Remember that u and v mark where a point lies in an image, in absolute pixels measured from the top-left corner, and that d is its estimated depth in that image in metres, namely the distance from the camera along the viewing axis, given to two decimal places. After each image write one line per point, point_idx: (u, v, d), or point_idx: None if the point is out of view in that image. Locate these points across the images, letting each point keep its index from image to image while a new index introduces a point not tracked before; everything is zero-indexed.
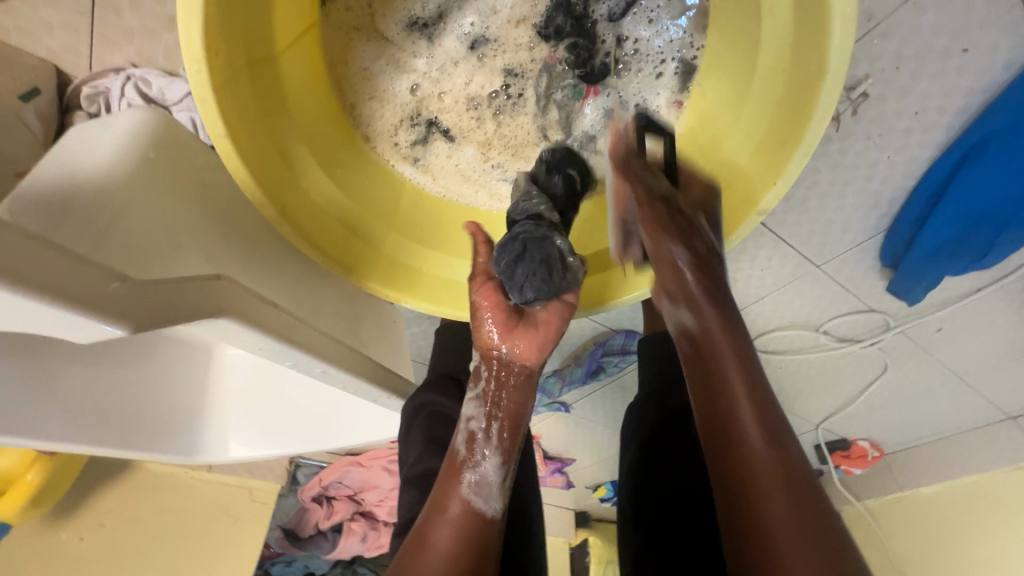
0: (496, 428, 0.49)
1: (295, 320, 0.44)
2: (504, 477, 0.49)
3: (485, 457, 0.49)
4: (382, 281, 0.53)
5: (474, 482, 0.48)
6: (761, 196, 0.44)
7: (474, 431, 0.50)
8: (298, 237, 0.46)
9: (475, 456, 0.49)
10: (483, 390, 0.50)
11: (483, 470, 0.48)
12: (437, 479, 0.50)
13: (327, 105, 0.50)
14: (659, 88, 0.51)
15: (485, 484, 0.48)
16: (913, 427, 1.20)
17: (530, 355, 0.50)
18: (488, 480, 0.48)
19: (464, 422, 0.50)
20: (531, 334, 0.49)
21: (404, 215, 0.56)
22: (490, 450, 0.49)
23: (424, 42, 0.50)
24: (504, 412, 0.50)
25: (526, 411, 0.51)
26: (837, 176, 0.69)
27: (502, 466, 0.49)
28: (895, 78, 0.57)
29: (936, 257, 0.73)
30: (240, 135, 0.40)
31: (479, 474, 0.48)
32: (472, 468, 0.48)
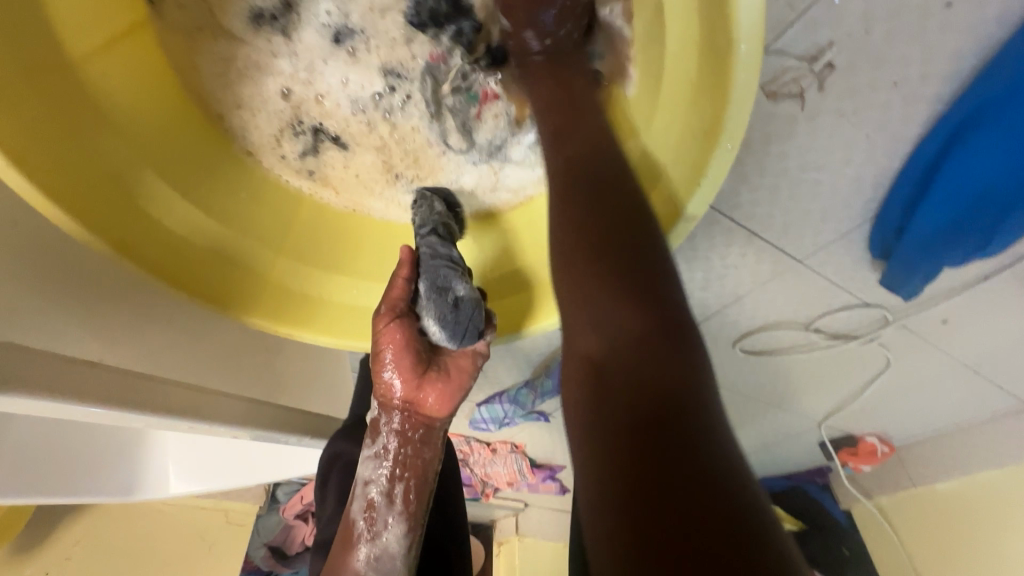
0: (397, 495, 0.49)
1: (132, 377, 0.38)
2: (407, 544, 0.50)
3: (385, 528, 0.49)
4: (266, 312, 0.44)
5: (374, 555, 0.49)
6: (686, 198, 0.36)
7: (375, 497, 0.49)
8: (148, 274, 0.39)
9: (375, 529, 0.49)
10: (383, 450, 0.48)
11: (384, 540, 0.49)
12: (335, 550, 0.50)
13: (179, 112, 0.43)
14: None
15: (386, 558, 0.49)
16: (923, 422, 1.10)
17: (437, 407, 0.48)
18: (388, 551, 0.49)
19: (363, 487, 0.49)
20: (441, 384, 0.47)
21: (295, 236, 0.48)
22: (392, 519, 0.49)
23: (279, 36, 0.44)
24: (408, 473, 0.49)
25: (429, 470, 0.50)
26: (807, 161, 0.60)
27: (403, 535, 0.50)
28: (863, 43, 0.48)
29: (929, 248, 0.64)
30: (25, 145, 0.32)
31: (378, 546, 0.49)
32: (371, 541, 0.49)
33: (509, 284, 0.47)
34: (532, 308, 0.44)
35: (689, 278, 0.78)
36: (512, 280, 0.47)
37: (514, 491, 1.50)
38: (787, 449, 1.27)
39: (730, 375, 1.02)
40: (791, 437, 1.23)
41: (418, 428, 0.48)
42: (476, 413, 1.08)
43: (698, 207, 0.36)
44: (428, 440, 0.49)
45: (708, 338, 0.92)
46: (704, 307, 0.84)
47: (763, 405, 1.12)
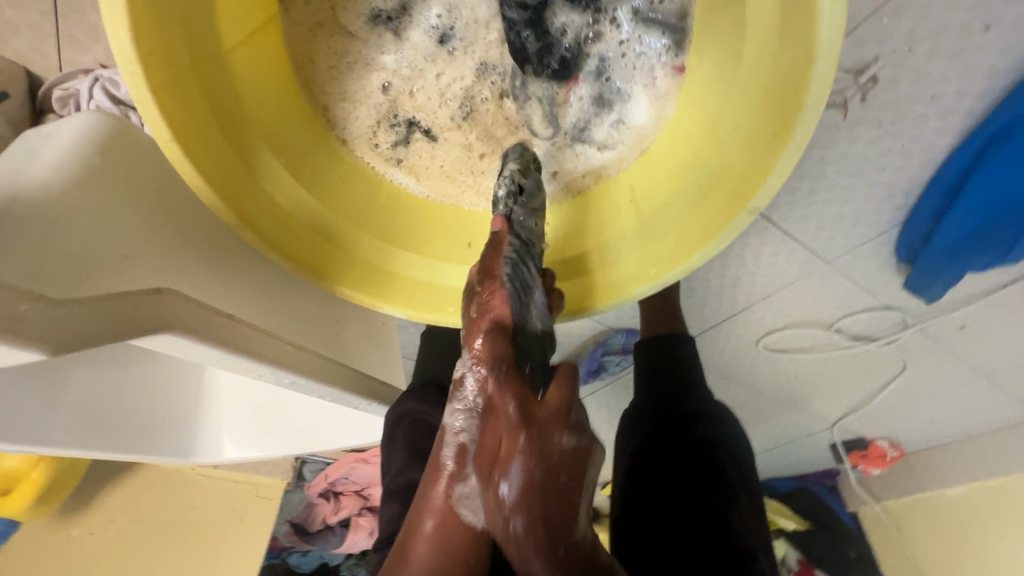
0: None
1: (253, 330, 0.42)
2: None
3: (477, 471, 0.46)
4: (353, 284, 0.50)
5: (465, 496, 0.47)
6: (751, 193, 0.41)
7: (467, 444, 0.46)
8: (261, 242, 0.44)
9: (466, 471, 0.47)
10: (472, 402, 0.45)
11: (476, 485, 0.47)
12: (424, 486, 0.50)
13: (292, 102, 0.48)
14: (637, 86, 0.48)
15: (478, 499, 0.47)
16: (934, 427, 1.14)
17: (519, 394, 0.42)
18: (482, 494, 0.47)
19: (452, 434, 0.47)
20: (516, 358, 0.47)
21: (379, 217, 0.53)
22: (485, 464, 0.46)
23: (389, 35, 0.48)
24: None
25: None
26: (844, 167, 0.64)
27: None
28: (906, 60, 0.53)
29: (955, 254, 0.68)
30: (171, 100, 0.36)
31: (470, 489, 0.47)
32: (461, 483, 0.47)
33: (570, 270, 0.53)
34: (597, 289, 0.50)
35: (721, 274, 0.82)
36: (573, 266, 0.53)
37: None
38: (800, 449, 1.31)
39: (750, 373, 1.06)
40: (805, 438, 1.26)
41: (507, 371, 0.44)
42: None
43: (760, 203, 0.40)
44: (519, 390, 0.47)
45: (732, 334, 0.95)
46: (732, 305, 0.88)
47: (780, 405, 1.15)
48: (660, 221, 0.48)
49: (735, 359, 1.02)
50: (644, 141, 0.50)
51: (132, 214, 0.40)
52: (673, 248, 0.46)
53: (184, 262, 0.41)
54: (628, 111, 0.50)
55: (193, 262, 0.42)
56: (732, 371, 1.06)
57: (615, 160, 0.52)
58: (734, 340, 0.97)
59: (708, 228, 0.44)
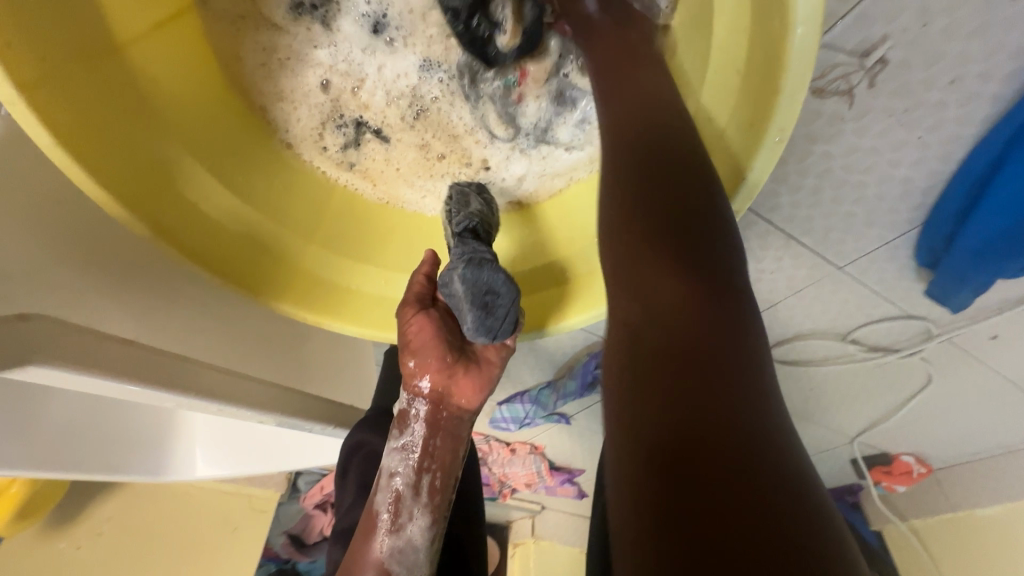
0: (423, 487, 0.47)
1: (171, 356, 0.38)
2: (430, 539, 0.48)
3: (408, 521, 0.47)
4: (297, 301, 0.44)
5: (396, 548, 0.46)
6: (729, 192, 0.35)
7: (401, 489, 0.46)
8: (188, 259, 0.39)
9: (398, 520, 0.46)
10: (410, 442, 0.46)
11: (407, 534, 0.47)
12: (355, 540, 0.48)
13: (213, 104, 0.44)
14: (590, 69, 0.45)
15: (408, 549, 0.47)
16: (964, 443, 1.04)
17: (472, 398, 0.46)
18: (412, 545, 0.47)
19: (389, 479, 0.47)
20: (472, 375, 0.45)
21: (327, 225, 0.48)
22: (417, 511, 0.47)
23: (318, 27, 0.46)
24: (434, 465, 0.46)
25: (454, 466, 0.48)
26: (853, 163, 0.57)
27: (427, 528, 0.47)
28: (920, 38, 0.46)
29: (982, 258, 0.60)
30: (54, 106, 0.32)
31: (402, 539, 0.47)
32: (394, 533, 0.46)
33: (536, 279, 0.46)
34: (563, 299, 0.43)
35: None
36: (540, 273, 0.46)
37: (531, 493, 1.49)
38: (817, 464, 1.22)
39: None
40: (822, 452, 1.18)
41: (449, 411, 0.46)
42: (496, 412, 1.07)
43: (740, 208, 0.35)
44: (455, 427, 0.47)
45: None
46: None
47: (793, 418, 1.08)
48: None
49: None
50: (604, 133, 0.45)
51: (29, 228, 0.36)
52: None
53: (93, 283, 0.37)
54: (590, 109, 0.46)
55: (105, 282, 0.38)
56: None
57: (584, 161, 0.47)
58: None
59: None
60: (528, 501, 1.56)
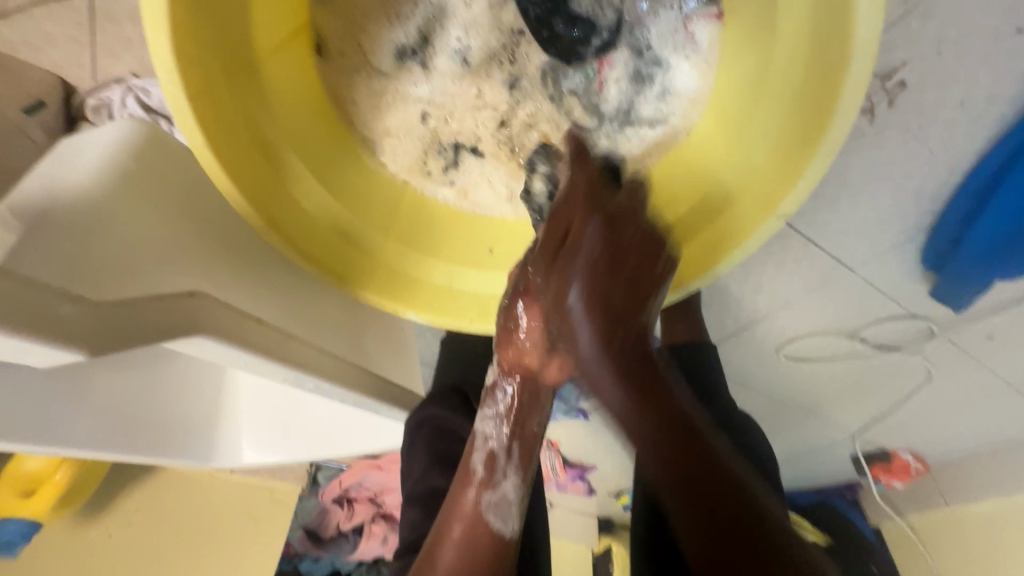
0: (514, 450, 0.49)
1: (280, 334, 0.42)
2: (521, 496, 0.50)
3: (504, 478, 0.49)
4: (378, 289, 0.49)
5: (492, 502, 0.49)
6: (780, 198, 0.40)
7: (493, 449, 0.49)
8: (288, 247, 0.45)
9: (494, 477, 0.49)
10: (502, 409, 0.48)
11: (502, 490, 0.49)
12: (451, 493, 0.51)
13: (319, 105, 0.49)
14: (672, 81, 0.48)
15: (504, 505, 0.49)
16: (960, 441, 1.11)
17: (556, 374, 0.47)
18: (507, 500, 0.49)
19: (482, 440, 0.50)
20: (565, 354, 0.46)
21: (403, 221, 0.53)
22: (510, 470, 0.49)
23: (416, 68, 0.49)
24: (526, 432, 0.49)
25: (541, 433, 0.50)
26: (870, 173, 0.63)
27: (519, 485, 0.50)
28: (935, 64, 0.52)
29: (983, 264, 0.66)
30: (205, 110, 0.37)
31: (497, 494, 0.49)
32: (490, 489, 0.49)
33: None
34: None
35: (742, 281, 0.81)
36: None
37: None
38: (819, 460, 1.28)
39: (770, 383, 1.04)
40: (825, 449, 1.24)
41: (537, 389, 0.48)
42: None
43: (790, 208, 0.40)
44: (544, 402, 0.48)
45: (752, 343, 0.94)
46: (752, 312, 0.87)
47: (800, 415, 1.13)
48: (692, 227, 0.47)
49: (754, 367, 1.01)
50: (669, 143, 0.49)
51: (165, 218, 0.40)
52: (709, 246, 0.45)
53: (219, 268, 0.42)
54: (671, 79, 0.48)
55: (225, 265, 0.42)
56: (752, 379, 1.04)
57: (668, 137, 0.49)
58: (752, 349, 0.96)
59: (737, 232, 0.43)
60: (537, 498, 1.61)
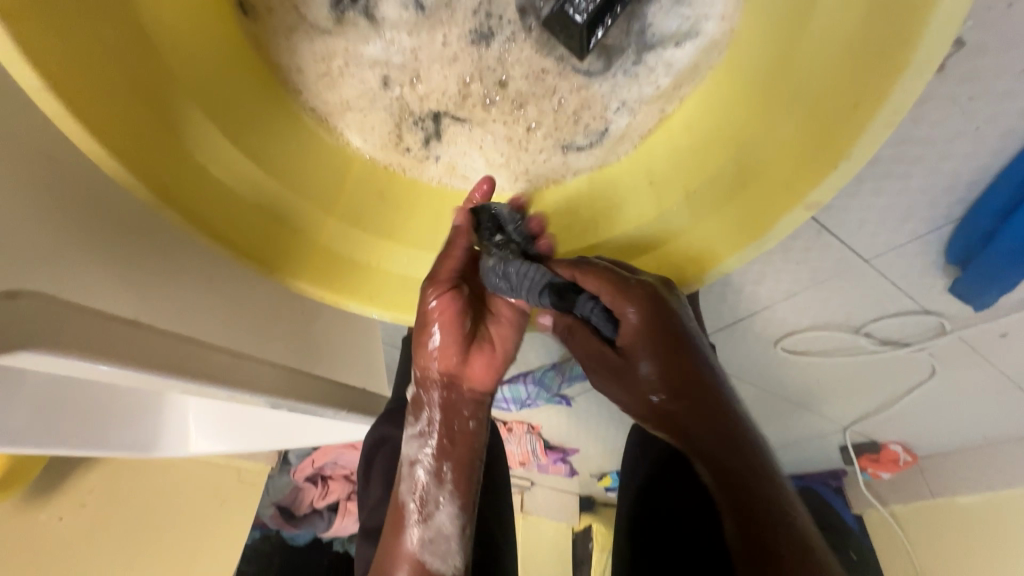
0: (444, 470, 0.49)
1: (173, 337, 0.34)
2: (462, 527, 0.48)
3: (438, 509, 0.48)
4: (314, 280, 0.40)
5: (428, 538, 0.47)
6: (809, 186, 0.31)
7: (424, 475, 0.49)
8: (195, 227, 0.35)
9: (427, 509, 0.48)
10: (427, 427, 0.49)
11: (437, 523, 0.48)
12: (387, 538, 0.49)
13: (232, 51, 0.39)
14: (686, 11, 0.38)
15: (441, 538, 0.48)
16: (954, 435, 1.07)
17: (483, 379, 0.49)
18: (444, 535, 0.48)
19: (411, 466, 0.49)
20: (485, 355, 0.49)
21: (350, 196, 0.44)
22: (443, 497, 0.49)
23: (362, 21, 0.40)
24: (457, 448, 0.49)
25: (474, 448, 0.50)
26: (902, 152, 0.54)
27: (456, 516, 0.48)
28: (1002, 20, 0.42)
29: (1020, 259, 0.58)
30: (39, 43, 0.27)
31: (432, 530, 0.48)
32: (424, 523, 0.48)
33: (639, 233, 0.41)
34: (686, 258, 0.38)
35: (743, 270, 0.73)
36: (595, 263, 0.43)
37: (523, 470, 1.49)
38: (807, 450, 1.25)
39: (764, 375, 0.98)
40: (814, 440, 1.19)
41: (462, 400, 0.49)
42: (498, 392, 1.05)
43: (820, 198, 0.31)
44: (473, 412, 0.50)
45: (748, 335, 0.87)
46: (752, 303, 0.80)
47: (792, 407, 1.08)
48: (682, 217, 0.39)
49: (749, 360, 0.94)
50: (688, 85, 0.40)
51: (8, 188, 0.31)
52: (747, 215, 0.35)
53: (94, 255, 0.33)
54: None
55: (105, 249, 0.34)
56: (745, 371, 0.98)
57: (703, 53, 0.38)
58: (747, 341, 0.89)
59: (769, 211, 0.33)
60: (518, 477, 1.58)
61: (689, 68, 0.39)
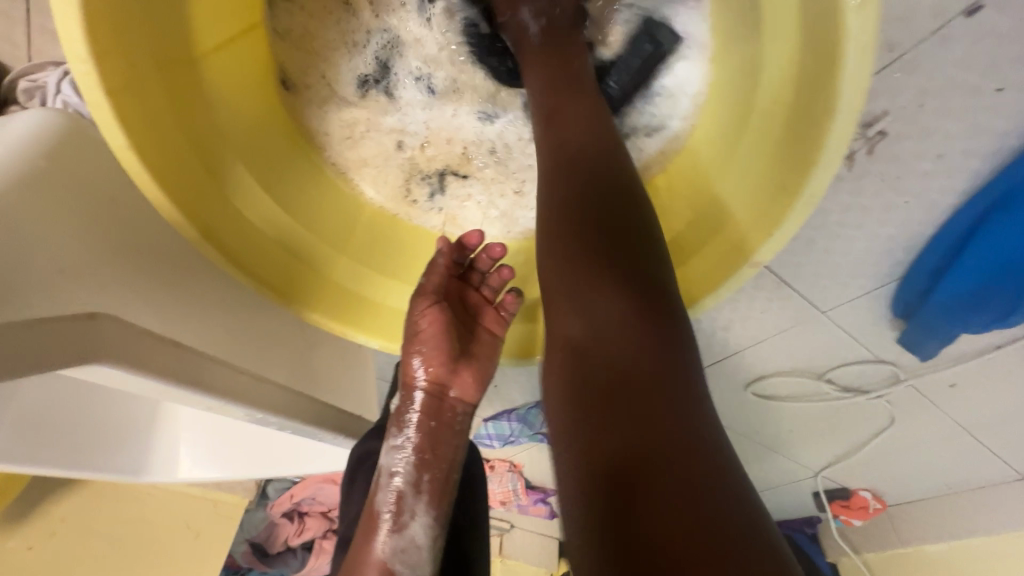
0: (423, 484, 0.49)
1: (207, 357, 0.39)
2: (432, 538, 0.51)
3: (411, 519, 0.50)
4: (327, 311, 0.44)
5: (400, 547, 0.49)
6: (755, 245, 0.38)
7: (402, 488, 0.49)
8: (229, 263, 0.40)
9: (402, 519, 0.49)
10: (409, 441, 0.48)
11: (410, 533, 0.50)
12: (358, 539, 0.51)
13: (271, 114, 0.46)
14: (656, 108, 0.47)
15: (412, 549, 0.50)
16: (916, 481, 1.12)
17: (469, 396, 0.49)
18: (414, 544, 0.50)
19: (389, 478, 0.49)
20: (474, 370, 0.48)
21: (358, 237, 0.49)
22: (418, 510, 0.50)
23: (382, 97, 0.48)
24: (435, 465, 0.49)
25: (454, 468, 0.50)
26: (846, 219, 0.62)
27: (428, 527, 0.50)
28: (916, 116, 0.51)
29: (952, 314, 0.66)
30: (129, 106, 0.33)
31: (404, 539, 0.49)
32: (397, 533, 0.49)
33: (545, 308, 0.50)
34: None
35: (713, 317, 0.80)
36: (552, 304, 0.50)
37: (504, 510, 1.49)
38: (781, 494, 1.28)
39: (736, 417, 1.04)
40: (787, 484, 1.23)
41: (453, 417, 0.49)
42: (482, 427, 1.07)
43: (764, 257, 0.38)
44: (455, 426, 0.49)
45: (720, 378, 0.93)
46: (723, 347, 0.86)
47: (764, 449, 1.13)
48: None
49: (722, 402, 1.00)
50: (661, 162, 0.47)
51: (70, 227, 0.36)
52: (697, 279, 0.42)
53: (146, 281, 0.39)
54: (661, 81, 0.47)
55: (151, 280, 0.39)
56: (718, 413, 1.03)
57: (670, 139, 0.47)
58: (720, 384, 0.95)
59: (714, 276, 0.40)
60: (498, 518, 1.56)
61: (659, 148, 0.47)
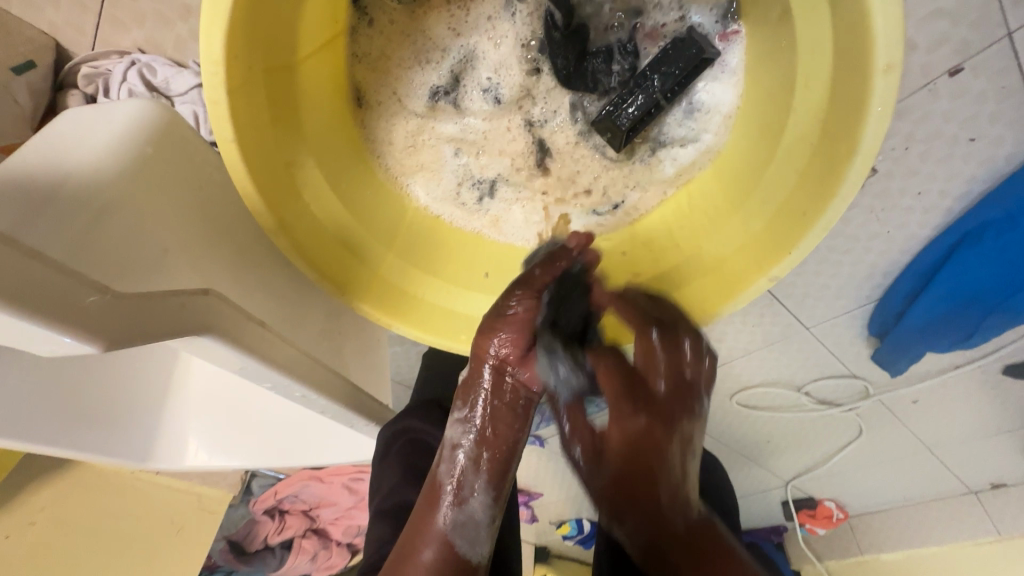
0: (484, 462, 0.53)
1: (276, 337, 0.43)
2: (490, 515, 0.54)
3: (472, 495, 0.53)
4: (375, 301, 0.48)
5: (461, 521, 0.53)
6: (773, 262, 0.43)
7: (463, 463, 0.53)
8: (293, 251, 0.44)
9: (463, 494, 0.53)
10: (473, 417, 0.52)
11: (470, 509, 0.53)
12: (420, 510, 0.54)
13: (341, 117, 0.50)
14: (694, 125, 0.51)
15: (471, 523, 0.53)
16: (876, 492, 1.20)
17: (539, 384, 0.51)
18: (474, 520, 0.53)
19: (451, 453, 0.53)
20: (547, 364, 0.50)
21: (404, 235, 0.52)
22: (478, 485, 0.53)
23: (449, 108, 0.52)
24: (497, 445, 0.52)
25: (515, 448, 0.53)
26: (836, 244, 0.69)
27: (488, 503, 0.53)
28: (904, 157, 0.59)
29: (923, 334, 0.73)
30: (240, 104, 0.37)
31: (464, 514, 0.53)
32: (458, 507, 0.53)
33: None
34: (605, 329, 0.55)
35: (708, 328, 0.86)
36: None
37: None
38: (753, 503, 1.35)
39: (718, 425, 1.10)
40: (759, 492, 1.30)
41: (522, 401, 0.52)
42: None
43: (780, 273, 0.43)
44: (523, 409, 0.52)
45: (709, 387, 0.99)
46: (714, 358, 0.92)
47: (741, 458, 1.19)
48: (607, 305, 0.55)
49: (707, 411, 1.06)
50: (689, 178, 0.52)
51: None
52: (723, 287, 0.46)
53: (216, 264, 0.43)
54: (698, 98, 0.51)
55: (223, 265, 0.44)
56: None
57: (701, 155, 0.52)
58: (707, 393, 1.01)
59: (730, 287, 0.46)
60: None
61: (690, 163, 0.52)
